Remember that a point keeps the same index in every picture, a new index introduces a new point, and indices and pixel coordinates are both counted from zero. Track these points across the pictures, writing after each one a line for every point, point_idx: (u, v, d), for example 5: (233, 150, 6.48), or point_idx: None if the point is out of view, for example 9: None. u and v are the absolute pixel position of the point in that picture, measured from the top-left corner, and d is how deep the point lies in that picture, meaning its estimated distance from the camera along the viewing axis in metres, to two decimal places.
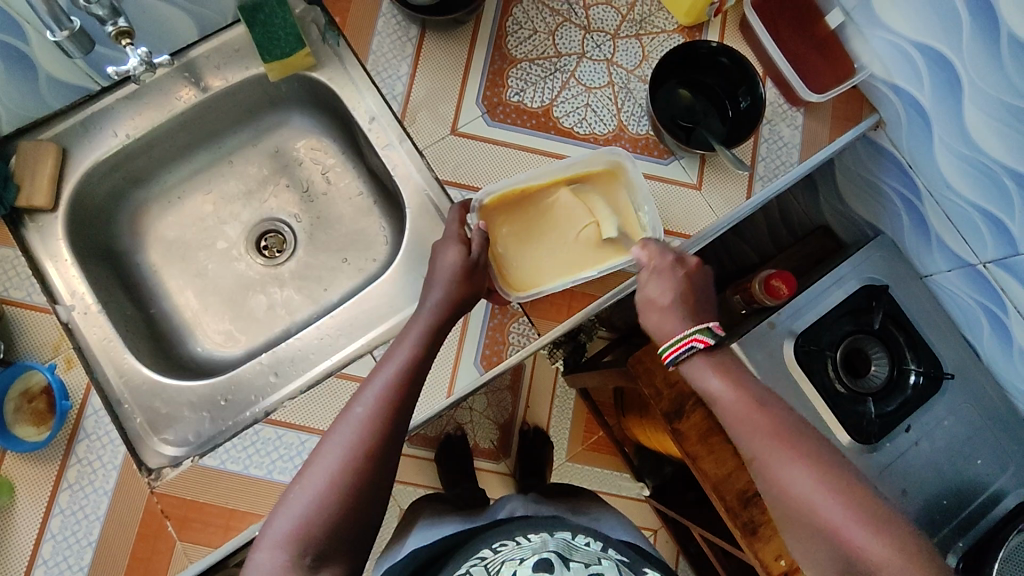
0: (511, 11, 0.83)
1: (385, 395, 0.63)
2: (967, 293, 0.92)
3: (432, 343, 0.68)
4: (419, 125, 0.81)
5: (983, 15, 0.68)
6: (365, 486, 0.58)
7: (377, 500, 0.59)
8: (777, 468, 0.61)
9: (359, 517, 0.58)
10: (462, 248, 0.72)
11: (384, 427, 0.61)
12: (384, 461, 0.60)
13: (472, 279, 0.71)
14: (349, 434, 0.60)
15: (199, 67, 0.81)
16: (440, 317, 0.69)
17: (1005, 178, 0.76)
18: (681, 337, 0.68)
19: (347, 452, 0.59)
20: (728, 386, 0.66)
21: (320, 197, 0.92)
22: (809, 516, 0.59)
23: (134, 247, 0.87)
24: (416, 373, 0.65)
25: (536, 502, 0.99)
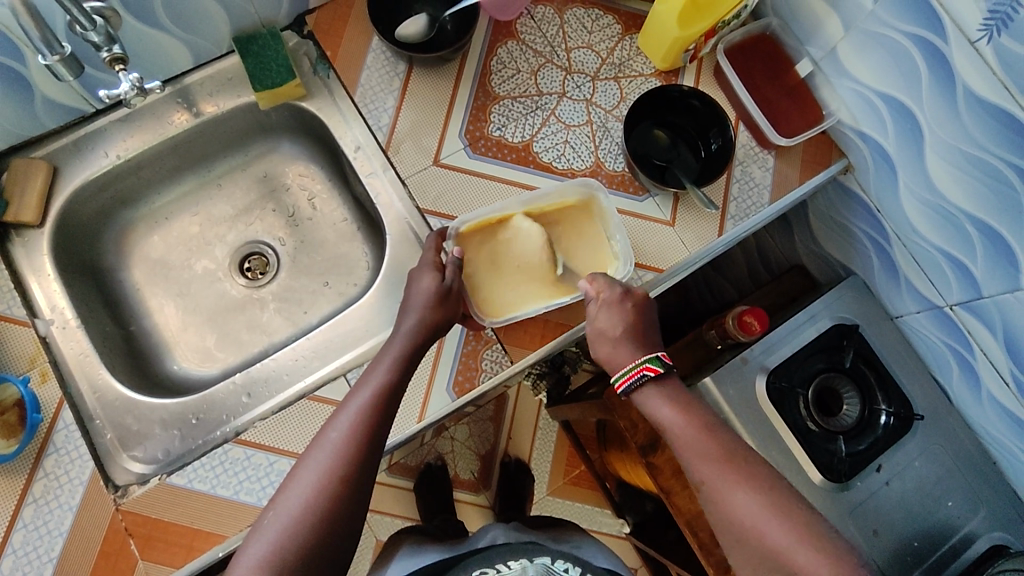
0: (496, 51, 0.87)
1: (359, 419, 0.64)
2: (935, 335, 0.94)
3: (405, 367, 0.69)
4: (403, 155, 0.83)
5: (940, 72, 0.72)
6: (341, 509, 0.59)
7: (352, 524, 0.60)
8: (723, 495, 0.63)
9: (332, 542, 0.58)
10: (437, 274, 0.74)
11: (359, 451, 0.62)
12: (359, 483, 0.61)
13: (446, 305, 0.73)
14: (324, 458, 0.61)
15: (193, 93, 0.84)
16: (413, 342, 0.70)
17: (968, 225, 0.79)
18: (630, 366, 0.71)
19: (322, 477, 0.59)
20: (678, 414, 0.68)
21: (306, 222, 0.94)
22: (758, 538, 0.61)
23: (118, 265, 0.88)
24: (390, 397, 0.66)
25: (514, 531, 0.99)
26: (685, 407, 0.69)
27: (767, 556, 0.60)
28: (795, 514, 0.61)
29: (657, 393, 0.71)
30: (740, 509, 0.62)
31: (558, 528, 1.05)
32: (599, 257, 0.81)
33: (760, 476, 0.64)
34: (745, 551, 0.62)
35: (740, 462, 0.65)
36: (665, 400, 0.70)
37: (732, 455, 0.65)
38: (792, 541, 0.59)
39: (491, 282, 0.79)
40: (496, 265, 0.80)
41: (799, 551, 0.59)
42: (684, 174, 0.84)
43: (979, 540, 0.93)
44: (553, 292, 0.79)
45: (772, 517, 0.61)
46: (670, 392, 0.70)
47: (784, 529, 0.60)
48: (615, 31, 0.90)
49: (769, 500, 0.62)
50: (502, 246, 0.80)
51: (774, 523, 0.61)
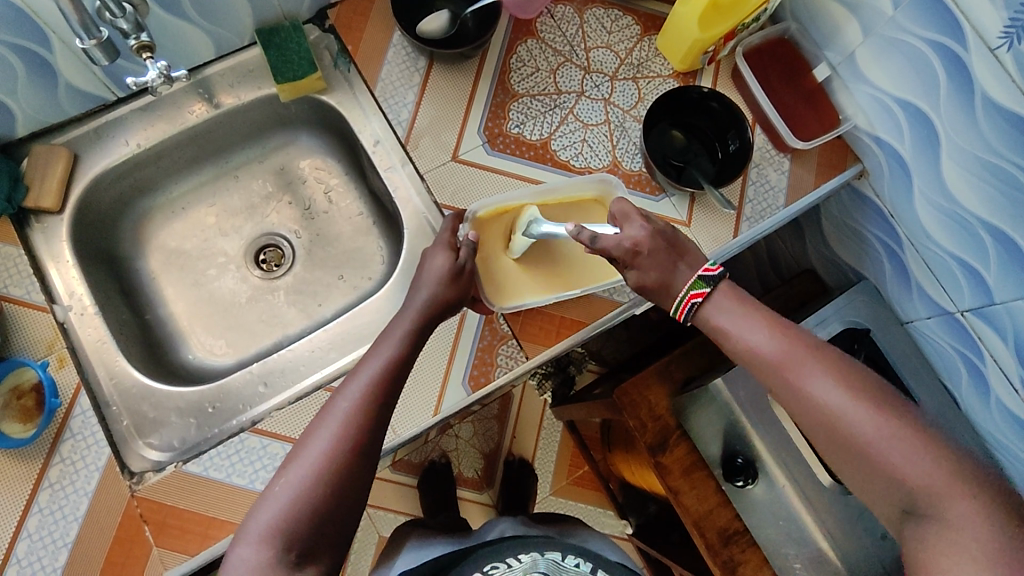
0: (516, 49, 0.88)
1: (368, 391, 0.63)
2: (945, 340, 0.94)
3: (414, 342, 0.69)
4: (422, 150, 0.84)
5: (959, 77, 0.73)
6: (349, 482, 0.59)
7: (360, 497, 0.60)
8: (804, 391, 0.57)
9: (340, 514, 0.59)
10: (450, 254, 0.74)
11: (368, 425, 0.62)
12: (367, 458, 0.61)
13: (459, 284, 0.73)
14: (334, 430, 0.61)
15: (213, 84, 0.84)
16: (423, 319, 0.70)
17: (980, 231, 0.80)
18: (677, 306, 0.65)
19: (332, 449, 0.59)
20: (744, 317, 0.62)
21: (321, 215, 0.94)
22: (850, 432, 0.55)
23: (135, 254, 0.89)
24: (399, 370, 0.66)
25: (521, 525, 1.00)
26: (750, 311, 0.63)
27: (857, 451, 0.55)
28: (884, 403, 0.55)
29: (724, 305, 0.64)
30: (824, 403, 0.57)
31: (563, 523, 1.05)
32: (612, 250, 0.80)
33: (846, 368, 0.58)
34: (833, 448, 0.57)
35: (824, 352, 0.59)
36: (729, 311, 0.63)
37: (812, 350, 0.59)
38: (883, 435, 0.54)
39: (504, 270, 0.78)
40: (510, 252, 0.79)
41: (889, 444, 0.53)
42: (700, 174, 0.85)
43: None
44: (566, 284, 0.79)
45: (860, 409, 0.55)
46: (733, 297, 0.64)
47: (873, 421, 0.54)
48: (634, 32, 0.90)
49: (854, 390, 0.56)
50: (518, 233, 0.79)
51: (862, 417, 0.55)
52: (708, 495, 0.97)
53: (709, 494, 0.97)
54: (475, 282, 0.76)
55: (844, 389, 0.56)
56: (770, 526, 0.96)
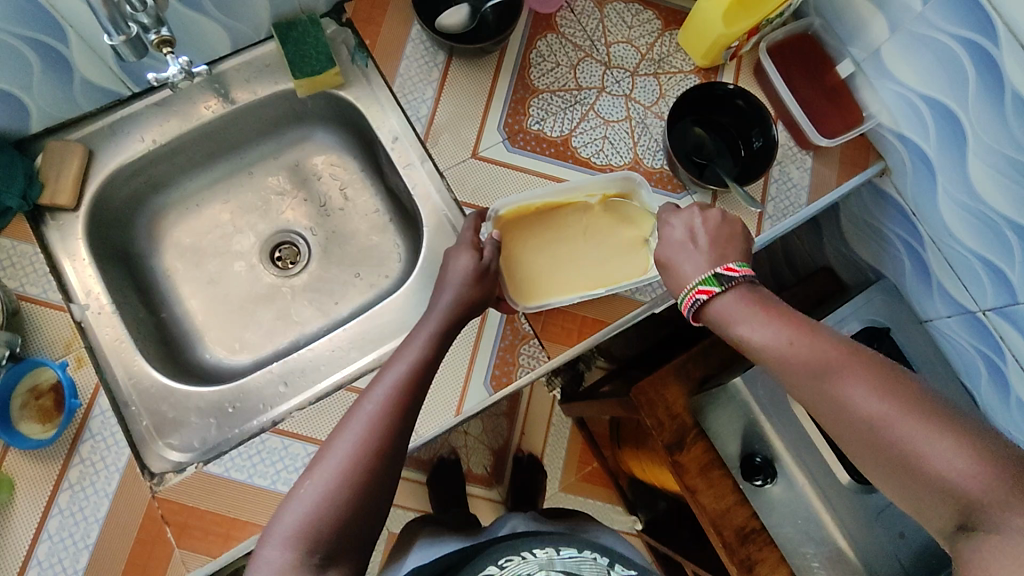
0: (536, 44, 0.86)
1: (394, 393, 0.63)
2: (965, 340, 0.94)
3: (438, 345, 0.68)
4: (441, 147, 0.83)
5: (988, 73, 0.72)
6: (375, 482, 0.58)
7: (382, 500, 0.59)
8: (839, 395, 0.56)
9: (364, 518, 0.57)
10: (475, 253, 0.73)
11: (393, 425, 0.61)
12: (391, 461, 0.60)
13: (482, 284, 0.72)
14: (358, 431, 0.60)
15: (229, 79, 0.83)
16: (449, 320, 0.70)
17: (1006, 230, 0.79)
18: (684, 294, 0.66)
19: (356, 451, 0.59)
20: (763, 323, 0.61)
21: (337, 212, 0.93)
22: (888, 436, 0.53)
23: (149, 251, 0.88)
24: (425, 372, 0.66)
25: (534, 522, 0.99)
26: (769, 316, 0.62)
27: (897, 455, 0.52)
28: (926, 406, 0.53)
29: (745, 301, 0.63)
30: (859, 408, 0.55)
31: (577, 521, 1.05)
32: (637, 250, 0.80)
33: (884, 371, 0.56)
34: (871, 454, 0.54)
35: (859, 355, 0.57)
36: (754, 309, 0.62)
37: (846, 353, 0.57)
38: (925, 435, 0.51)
39: (529, 269, 0.78)
40: (535, 251, 0.79)
41: (931, 447, 0.51)
42: (724, 172, 0.84)
43: None
44: (589, 284, 0.78)
45: (899, 412, 0.53)
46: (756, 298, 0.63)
47: (913, 425, 0.52)
48: (654, 27, 0.89)
49: (891, 393, 0.54)
50: (541, 233, 0.79)
51: (900, 418, 0.53)
52: (726, 494, 0.97)
53: (726, 493, 0.97)
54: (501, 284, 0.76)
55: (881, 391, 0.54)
56: (788, 525, 0.95)
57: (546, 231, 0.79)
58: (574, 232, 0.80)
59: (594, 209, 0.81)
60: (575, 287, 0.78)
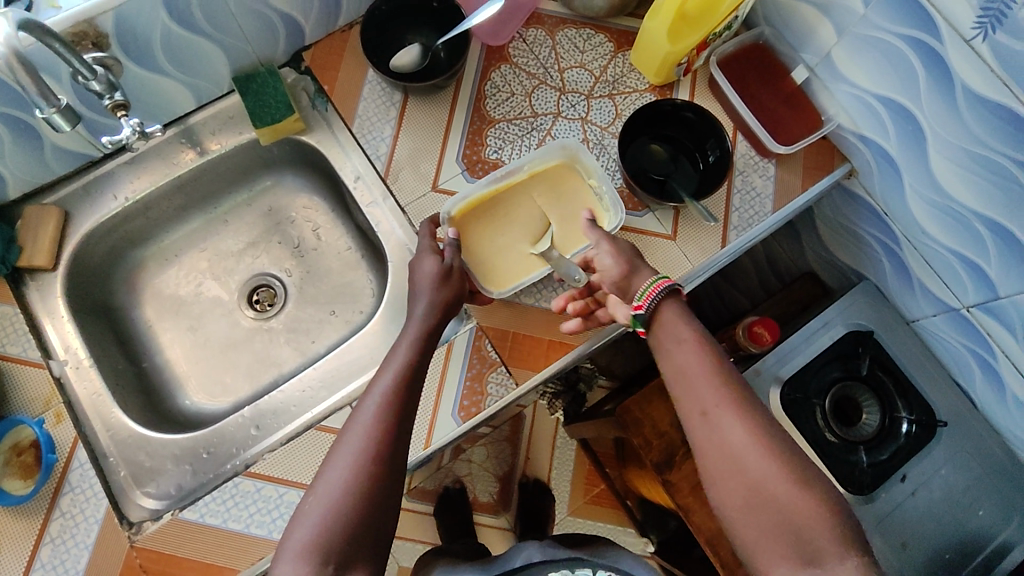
0: (490, 76, 0.89)
1: (386, 400, 0.63)
2: (954, 338, 0.91)
3: (423, 351, 0.69)
4: (402, 183, 0.84)
5: (938, 70, 0.71)
6: (379, 490, 0.58)
7: (390, 507, 0.59)
8: (719, 423, 0.58)
9: (374, 525, 0.57)
10: (437, 257, 0.74)
11: (391, 433, 0.61)
12: (394, 467, 0.60)
13: (450, 283, 0.73)
14: (359, 441, 0.60)
15: (197, 132, 0.87)
16: (429, 326, 0.70)
17: (976, 223, 0.78)
18: (651, 281, 0.67)
19: (359, 459, 0.58)
20: (693, 335, 0.64)
21: (311, 252, 0.95)
22: (749, 471, 0.56)
23: (130, 303, 0.90)
24: (413, 378, 0.66)
25: (552, 547, 0.95)
26: (697, 331, 0.64)
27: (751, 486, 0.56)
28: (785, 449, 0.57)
29: (676, 317, 0.66)
30: (732, 439, 0.58)
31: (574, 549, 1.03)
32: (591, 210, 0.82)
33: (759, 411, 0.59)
34: (727, 481, 0.57)
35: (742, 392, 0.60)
36: (688, 325, 0.65)
37: (745, 407, 0.59)
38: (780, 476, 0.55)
39: (491, 257, 0.80)
40: (491, 236, 0.81)
41: (784, 485, 0.55)
42: (684, 176, 0.85)
43: (1015, 549, 0.90)
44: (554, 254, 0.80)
45: (777, 467, 0.56)
46: (685, 312, 0.66)
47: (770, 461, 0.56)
48: (607, 50, 0.91)
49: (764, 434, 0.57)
50: (492, 223, 0.81)
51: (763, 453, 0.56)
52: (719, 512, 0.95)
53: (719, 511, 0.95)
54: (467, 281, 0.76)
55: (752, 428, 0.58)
56: None
57: (496, 216, 0.82)
58: (520, 209, 0.82)
59: (539, 182, 0.83)
60: (539, 259, 0.80)
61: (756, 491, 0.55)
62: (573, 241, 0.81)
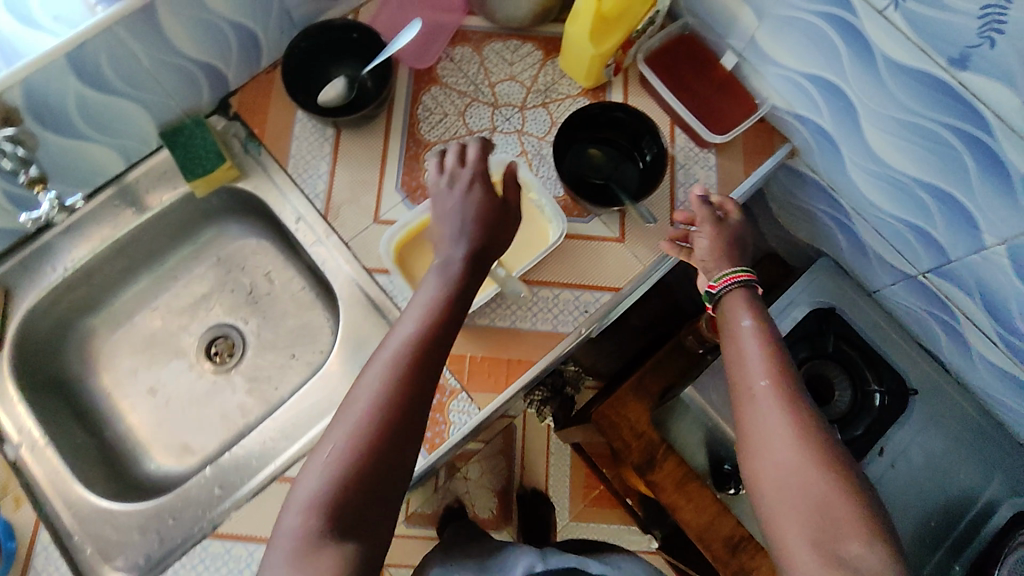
0: (421, 99, 0.88)
1: (405, 351, 0.59)
2: (916, 304, 0.91)
3: (452, 295, 0.62)
4: (343, 219, 0.83)
5: (858, 44, 0.71)
6: (388, 448, 0.55)
7: (403, 464, 0.56)
8: (765, 415, 0.59)
9: (384, 485, 0.55)
10: (479, 187, 0.67)
11: (403, 387, 0.57)
12: (409, 422, 0.57)
13: (495, 219, 0.66)
14: (370, 395, 0.56)
15: (134, 190, 0.86)
16: (464, 269, 0.63)
17: (918, 190, 0.78)
18: (731, 270, 0.68)
19: (368, 415, 0.56)
20: (750, 325, 0.64)
21: (264, 297, 0.94)
22: (791, 467, 0.56)
23: (84, 373, 0.89)
24: (437, 326, 0.61)
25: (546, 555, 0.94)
26: (760, 322, 0.65)
27: (793, 482, 0.56)
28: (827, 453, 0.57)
29: (743, 306, 0.67)
30: (776, 432, 0.58)
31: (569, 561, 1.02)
32: (536, 223, 0.82)
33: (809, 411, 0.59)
34: (771, 474, 0.57)
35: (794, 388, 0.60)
36: (751, 312, 0.65)
37: (794, 391, 0.60)
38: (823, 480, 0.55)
39: None
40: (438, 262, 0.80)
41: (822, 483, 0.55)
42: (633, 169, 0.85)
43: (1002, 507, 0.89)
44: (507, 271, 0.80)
45: (817, 466, 0.55)
46: (755, 304, 0.67)
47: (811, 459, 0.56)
48: (535, 58, 0.91)
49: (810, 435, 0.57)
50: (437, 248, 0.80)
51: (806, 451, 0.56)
52: (705, 506, 0.95)
53: (705, 505, 0.95)
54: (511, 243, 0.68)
55: (795, 424, 0.58)
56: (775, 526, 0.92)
57: None
58: None
59: None
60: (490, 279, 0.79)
61: (799, 487, 0.55)
62: (522, 258, 0.81)
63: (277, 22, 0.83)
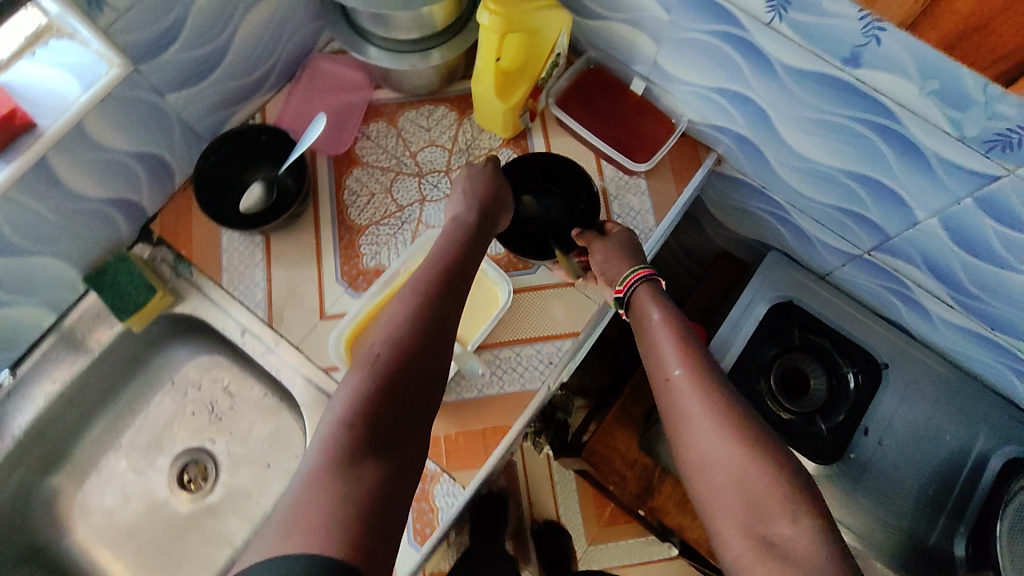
0: (344, 184, 0.87)
1: (423, 286, 0.62)
2: (868, 280, 0.93)
3: (466, 246, 0.69)
4: (289, 323, 0.82)
5: (754, 55, 0.72)
6: (417, 365, 0.55)
7: (432, 385, 0.56)
8: (680, 399, 0.60)
9: (413, 404, 0.54)
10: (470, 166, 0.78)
11: (426, 314, 0.59)
12: (436, 347, 0.58)
13: (495, 188, 0.76)
14: (394, 321, 0.58)
15: (77, 333, 0.82)
16: (469, 228, 0.71)
17: (844, 178, 0.79)
18: (631, 269, 0.72)
19: (395, 335, 0.57)
20: (661, 316, 0.67)
21: (228, 412, 0.91)
22: (708, 445, 0.56)
23: (57, 535, 0.85)
24: (453, 269, 0.65)
25: None
26: (668, 313, 0.68)
27: (711, 461, 0.55)
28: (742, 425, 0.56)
29: (651, 300, 0.70)
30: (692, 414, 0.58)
31: None
32: (483, 288, 0.82)
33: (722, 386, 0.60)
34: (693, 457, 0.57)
35: (705, 367, 0.62)
36: (659, 306, 0.69)
37: (704, 370, 0.61)
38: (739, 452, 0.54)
39: None
40: None
41: (738, 457, 0.54)
42: (558, 201, 0.84)
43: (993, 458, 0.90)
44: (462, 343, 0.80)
45: (732, 438, 0.55)
46: (660, 298, 0.70)
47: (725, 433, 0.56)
48: (451, 120, 0.90)
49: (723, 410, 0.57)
50: None
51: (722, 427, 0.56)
52: None
53: None
54: (496, 216, 0.74)
55: (707, 401, 0.58)
56: None
57: None
58: None
59: None
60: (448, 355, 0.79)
61: (717, 467, 0.55)
62: (476, 324, 0.81)
63: (183, 140, 0.81)
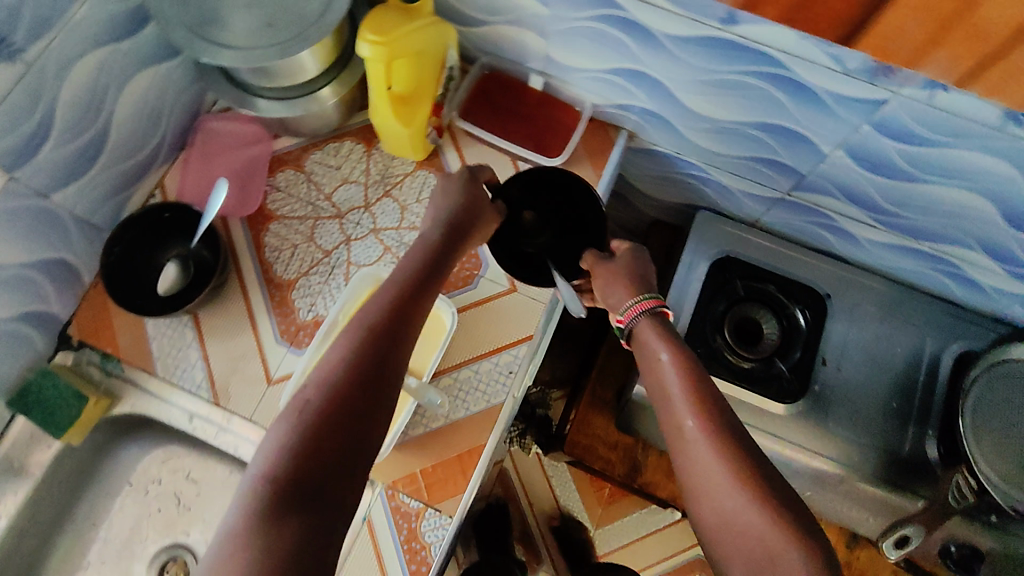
0: (264, 241, 0.84)
1: (377, 313, 0.59)
2: (795, 218, 0.96)
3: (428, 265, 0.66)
4: (236, 397, 0.78)
5: (636, 31, 0.72)
6: (351, 404, 0.52)
7: (367, 425, 0.53)
8: (684, 441, 0.58)
9: (346, 447, 0.51)
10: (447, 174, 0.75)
11: (372, 346, 0.56)
12: (377, 384, 0.55)
13: (469, 188, 0.72)
14: (340, 350, 0.56)
15: (12, 462, 0.77)
16: (435, 244, 0.68)
17: (750, 130, 0.81)
18: (645, 296, 0.69)
19: (335, 367, 0.54)
20: (667, 348, 0.64)
21: (196, 500, 0.87)
22: (711, 495, 0.54)
23: None
24: (410, 296, 0.62)
25: None
26: (673, 343, 0.65)
27: (717, 509, 0.54)
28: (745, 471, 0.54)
29: (654, 331, 0.67)
30: (698, 457, 0.56)
31: None
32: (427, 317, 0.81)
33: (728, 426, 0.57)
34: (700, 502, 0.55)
35: (712, 404, 0.59)
36: (663, 339, 0.65)
37: (714, 411, 0.58)
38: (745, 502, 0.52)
39: None
40: None
41: (742, 508, 0.52)
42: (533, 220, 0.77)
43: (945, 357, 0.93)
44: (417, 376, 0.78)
45: (735, 484, 0.53)
46: (668, 333, 0.66)
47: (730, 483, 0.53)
48: (359, 153, 0.88)
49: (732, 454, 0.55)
50: None
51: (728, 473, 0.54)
52: None
53: None
54: (470, 232, 0.70)
55: (714, 444, 0.56)
56: None
57: None
58: None
59: None
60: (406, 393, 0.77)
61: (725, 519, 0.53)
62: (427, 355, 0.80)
63: (81, 235, 0.77)
